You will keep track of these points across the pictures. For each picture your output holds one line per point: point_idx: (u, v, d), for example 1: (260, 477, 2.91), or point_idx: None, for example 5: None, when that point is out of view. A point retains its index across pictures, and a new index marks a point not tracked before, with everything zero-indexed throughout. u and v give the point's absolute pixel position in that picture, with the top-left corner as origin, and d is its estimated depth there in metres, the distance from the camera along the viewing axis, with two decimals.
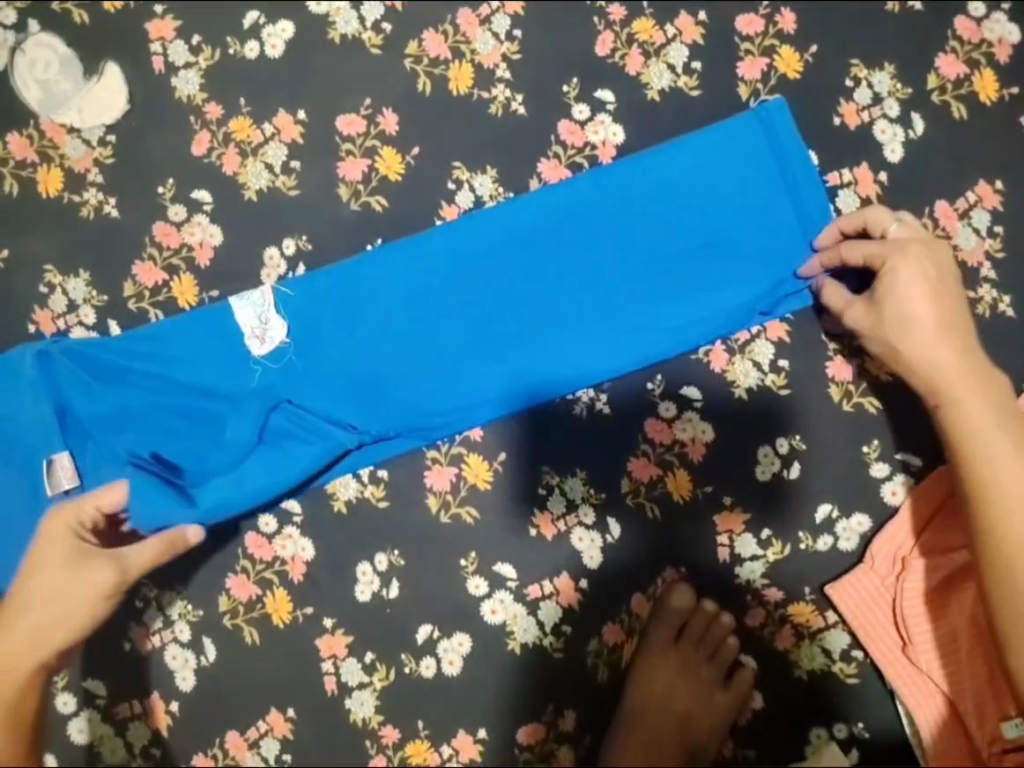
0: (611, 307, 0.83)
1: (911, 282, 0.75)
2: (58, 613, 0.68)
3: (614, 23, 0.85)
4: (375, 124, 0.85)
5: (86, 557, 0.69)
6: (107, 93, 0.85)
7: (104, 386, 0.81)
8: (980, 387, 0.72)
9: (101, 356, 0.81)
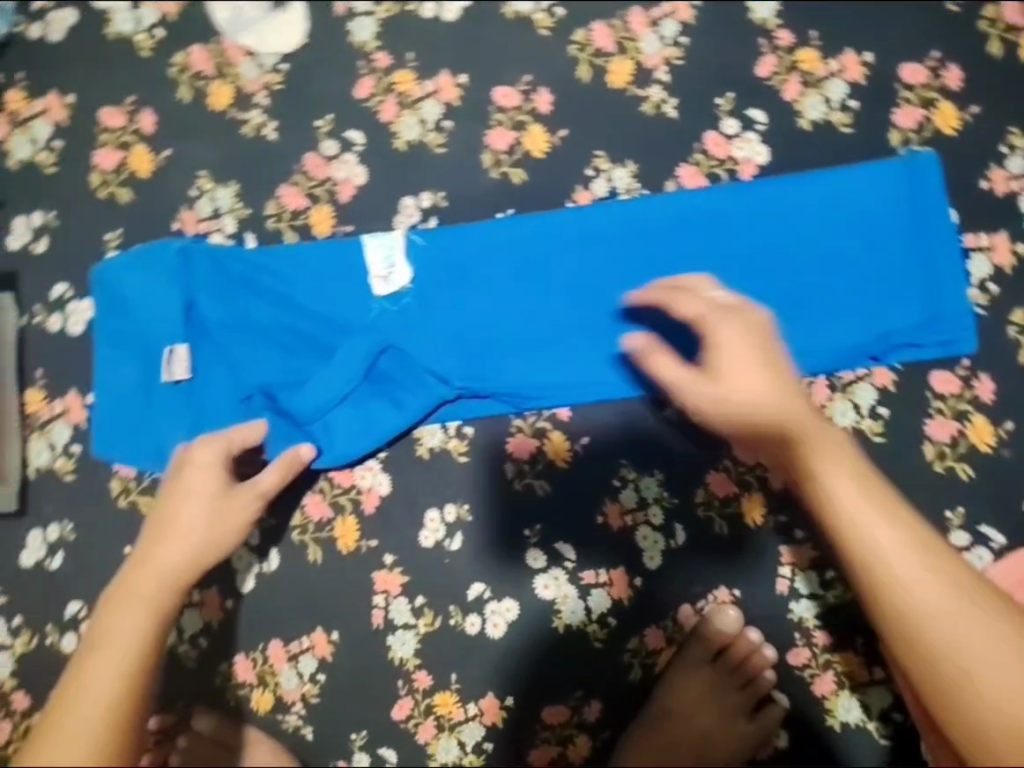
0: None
1: (729, 331, 0.67)
2: (211, 534, 0.71)
3: (780, 47, 0.87)
4: (530, 100, 0.88)
5: (232, 492, 0.74)
6: (288, 24, 0.89)
7: (234, 294, 0.86)
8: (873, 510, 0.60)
9: (236, 266, 0.86)
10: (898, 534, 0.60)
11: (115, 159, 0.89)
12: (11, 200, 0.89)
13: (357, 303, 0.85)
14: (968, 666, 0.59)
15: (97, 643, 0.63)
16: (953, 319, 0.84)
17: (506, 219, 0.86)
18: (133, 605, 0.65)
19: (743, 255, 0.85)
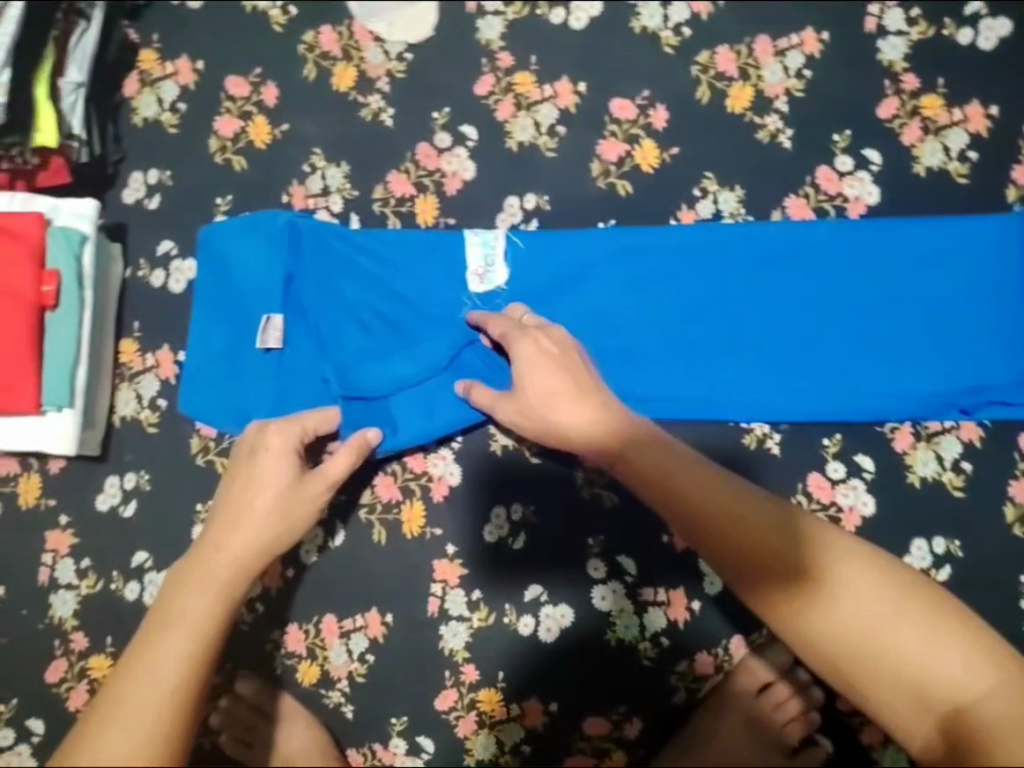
0: (813, 357, 0.84)
1: (544, 380, 0.74)
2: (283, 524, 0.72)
3: (904, 91, 0.87)
4: (645, 115, 0.89)
5: (306, 480, 0.75)
6: (418, 15, 0.91)
7: (332, 274, 0.87)
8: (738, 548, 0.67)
9: (337, 247, 0.87)
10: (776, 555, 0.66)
11: (234, 127, 0.91)
12: (131, 155, 0.92)
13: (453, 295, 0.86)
14: (862, 656, 0.64)
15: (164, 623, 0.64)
16: None
17: (609, 230, 0.87)
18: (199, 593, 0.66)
19: (841, 295, 0.85)
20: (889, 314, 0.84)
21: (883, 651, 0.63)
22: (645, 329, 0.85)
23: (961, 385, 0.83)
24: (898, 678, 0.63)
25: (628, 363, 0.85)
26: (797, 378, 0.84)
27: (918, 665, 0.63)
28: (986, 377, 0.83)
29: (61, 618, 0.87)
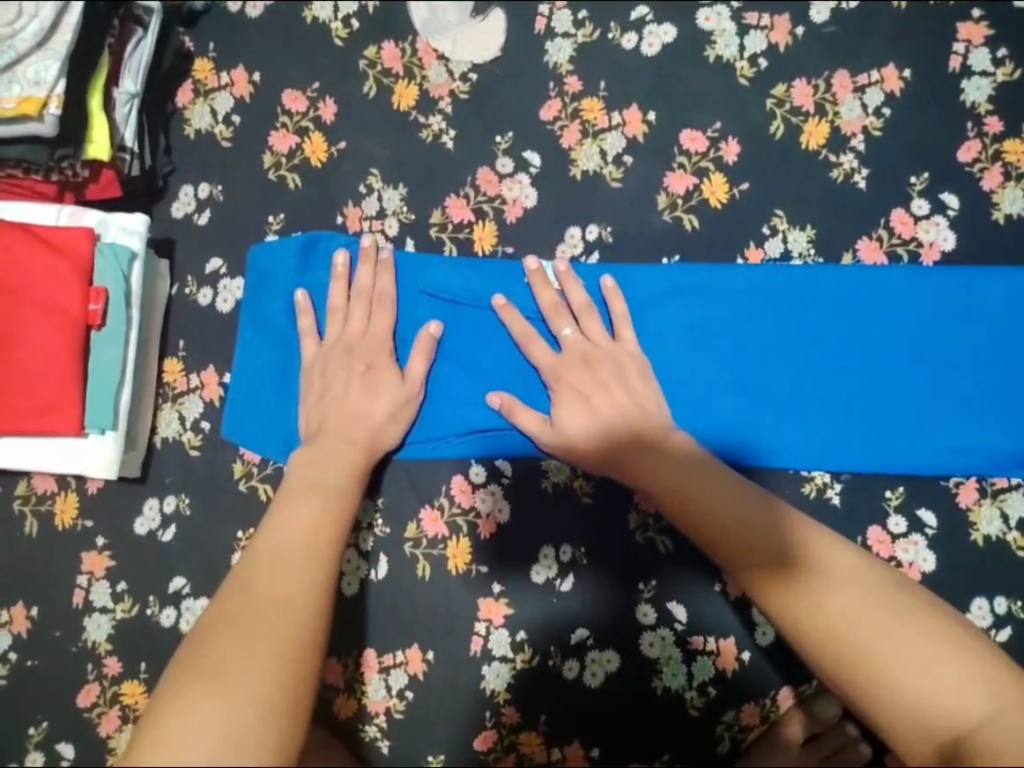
0: (879, 408, 0.81)
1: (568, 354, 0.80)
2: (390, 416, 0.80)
3: (987, 134, 0.84)
4: (716, 148, 0.86)
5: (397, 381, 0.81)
6: (485, 35, 0.88)
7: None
8: (772, 549, 0.66)
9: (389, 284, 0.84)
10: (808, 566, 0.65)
11: (289, 143, 0.89)
12: (181, 167, 0.90)
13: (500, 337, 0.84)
14: (867, 669, 0.59)
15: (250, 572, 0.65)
16: None
17: (672, 266, 0.84)
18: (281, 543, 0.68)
19: (909, 341, 0.81)
20: (958, 361, 0.81)
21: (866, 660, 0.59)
22: (710, 366, 0.82)
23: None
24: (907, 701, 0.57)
25: (693, 401, 0.81)
26: (864, 430, 0.81)
27: (933, 692, 0.57)
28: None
29: (95, 642, 0.85)
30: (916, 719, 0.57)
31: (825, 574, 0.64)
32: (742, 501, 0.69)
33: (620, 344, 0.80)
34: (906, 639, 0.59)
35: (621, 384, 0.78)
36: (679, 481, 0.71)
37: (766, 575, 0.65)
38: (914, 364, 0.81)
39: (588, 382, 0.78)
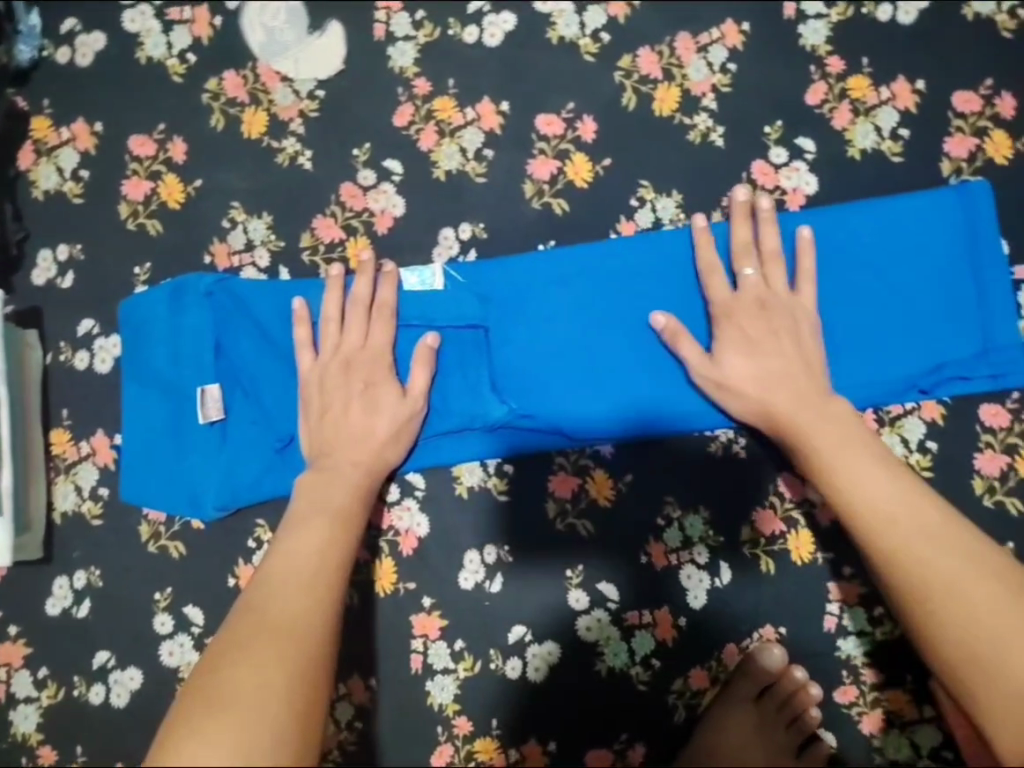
0: (877, 321, 0.81)
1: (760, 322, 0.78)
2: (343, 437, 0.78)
3: (830, 74, 0.85)
4: (573, 129, 0.86)
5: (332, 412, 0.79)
6: (326, 50, 0.87)
7: (260, 342, 0.82)
8: (923, 529, 0.67)
9: (262, 312, 0.83)
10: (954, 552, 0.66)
11: (143, 189, 0.86)
12: (35, 232, 0.87)
13: (643, 285, 0.84)
14: (991, 655, 0.62)
15: (263, 599, 0.65)
16: (1006, 348, 0.80)
17: (551, 253, 0.84)
18: (294, 567, 0.68)
19: (902, 257, 0.81)
20: (946, 280, 0.81)
21: (987, 641, 0.62)
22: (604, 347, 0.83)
23: (961, 352, 0.80)
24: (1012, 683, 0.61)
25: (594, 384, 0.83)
26: (852, 341, 0.81)
27: None
28: (970, 348, 0.80)
29: (25, 734, 0.82)
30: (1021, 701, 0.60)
31: (955, 549, 0.66)
32: (890, 478, 0.71)
33: (801, 298, 0.79)
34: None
35: (791, 336, 0.78)
36: (821, 448, 0.73)
37: (900, 548, 0.68)
38: (805, 307, 0.81)
39: (759, 327, 0.78)
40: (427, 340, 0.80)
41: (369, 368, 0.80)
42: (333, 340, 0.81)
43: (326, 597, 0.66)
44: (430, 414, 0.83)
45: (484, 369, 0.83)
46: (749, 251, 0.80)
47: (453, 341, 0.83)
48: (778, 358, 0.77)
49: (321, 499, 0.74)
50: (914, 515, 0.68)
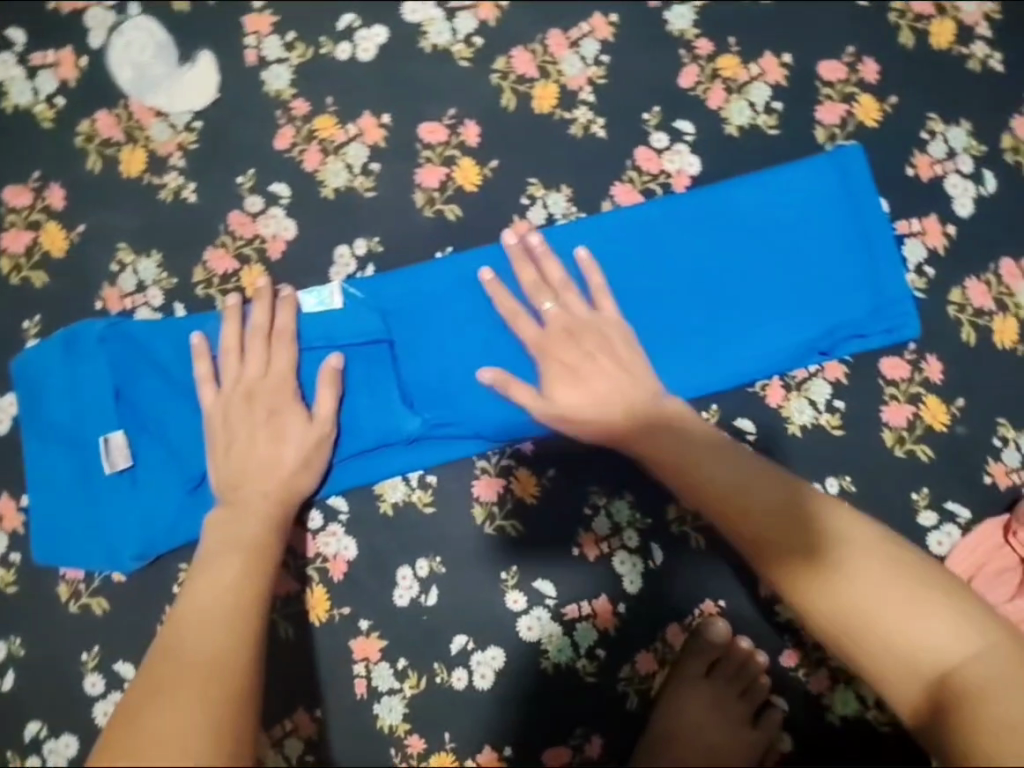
0: (709, 321, 0.83)
1: (574, 349, 0.78)
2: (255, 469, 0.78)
3: (700, 57, 0.87)
4: (456, 134, 0.86)
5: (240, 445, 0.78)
6: (198, 80, 0.86)
7: (161, 383, 0.81)
8: (811, 514, 0.66)
9: (159, 352, 0.81)
10: (851, 561, 0.63)
11: (24, 241, 0.84)
12: None
13: (477, 313, 0.83)
14: (875, 628, 0.60)
15: (178, 643, 0.63)
16: (897, 300, 0.83)
17: (447, 260, 0.84)
18: (209, 608, 0.66)
19: (720, 252, 0.83)
20: (775, 261, 0.83)
21: (869, 614, 0.60)
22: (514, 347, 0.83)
23: (853, 314, 0.83)
24: (920, 677, 0.57)
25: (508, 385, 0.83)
26: (691, 345, 0.83)
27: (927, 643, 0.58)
28: (862, 306, 0.83)
29: None
30: (910, 669, 0.58)
31: (836, 530, 0.64)
32: (828, 503, 0.67)
33: (604, 317, 0.79)
34: (943, 627, 0.59)
35: (608, 354, 0.77)
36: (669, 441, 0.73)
37: (813, 572, 0.63)
38: (701, 287, 0.83)
39: (573, 354, 0.78)
40: (330, 361, 0.80)
41: (274, 395, 0.79)
42: (234, 372, 0.80)
43: (246, 633, 0.64)
44: (345, 434, 0.82)
45: (395, 384, 0.83)
46: (550, 274, 0.80)
47: (360, 359, 0.82)
48: (601, 381, 0.76)
49: (231, 534, 0.74)
50: (822, 510, 0.66)
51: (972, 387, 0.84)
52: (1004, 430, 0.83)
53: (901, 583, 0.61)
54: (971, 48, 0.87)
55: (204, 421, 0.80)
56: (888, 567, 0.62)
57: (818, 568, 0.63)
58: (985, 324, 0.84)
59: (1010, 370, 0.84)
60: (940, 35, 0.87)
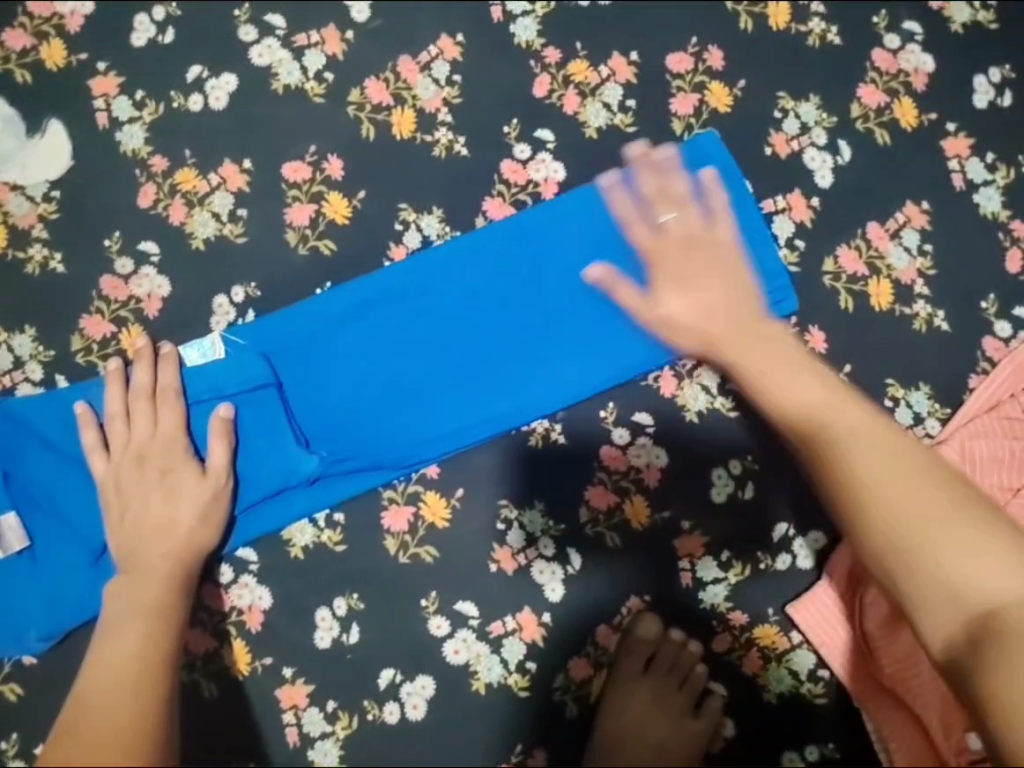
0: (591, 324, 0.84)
1: (690, 259, 0.80)
2: (152, 530, 0.76)
3: (550, 65, 0.88)
4: (320, 170, 0.86)
5: (135, 509, 0.77)
6: (51, 150, 0.85)
7: (50, 458, 0.80)
8: (849, 423, 0.67)
9: (44, 427, 0.80)
10: (936, 495, 0.62)
11: None
12: None
13: (444, 307, 0.84)
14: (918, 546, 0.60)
15: (80, 706, 0.60)
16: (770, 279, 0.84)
17: (328, 295, 0.84)
18: (111, 681, 0.63)
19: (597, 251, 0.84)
20: None
21: (921, 537, 0.60)
22: (408, 372, 0.83)
23: None
24: (965, 611, 0.58)
25: (406, 411, 0.83)
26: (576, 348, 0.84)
27: (978, 574, 0.59)
28: None
29: None
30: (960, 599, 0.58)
31: (884, 445, 0.65)
32: (855, 408, 0.68)
33: (718, 233, 0.81)
34: (988, 560, 0.59)
35: (722, 267, 0.80)
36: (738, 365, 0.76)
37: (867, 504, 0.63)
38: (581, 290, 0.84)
39: (688, 265, 0.80)
40: (219, 413, 0.79)
41: (165, 455, 0.78)
42: (123, 437, 0.78)
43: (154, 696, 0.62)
44: (243, 484, 0.81)
45: (289, 425, 0.82)
46: (665, 186, 0.82)
47: (249, 407, 0.81)
48: (704, 296, 0.79)
49: (135, 600, 0.71)
50: (846, 415, 0.68)
51: (857, 353, 0.85)
52: (893, 390, 0.85)
53: (965, 511, 0.61)
54: (808, 25, 0.90)
55: (97, 491, 0.78)
56: (925, 480, 0.63)
57: (898, 496, 0.62)
58: (861, 289, 0.86)
59: (889, 330, 0.86)
60: (778, 16, 0.90)
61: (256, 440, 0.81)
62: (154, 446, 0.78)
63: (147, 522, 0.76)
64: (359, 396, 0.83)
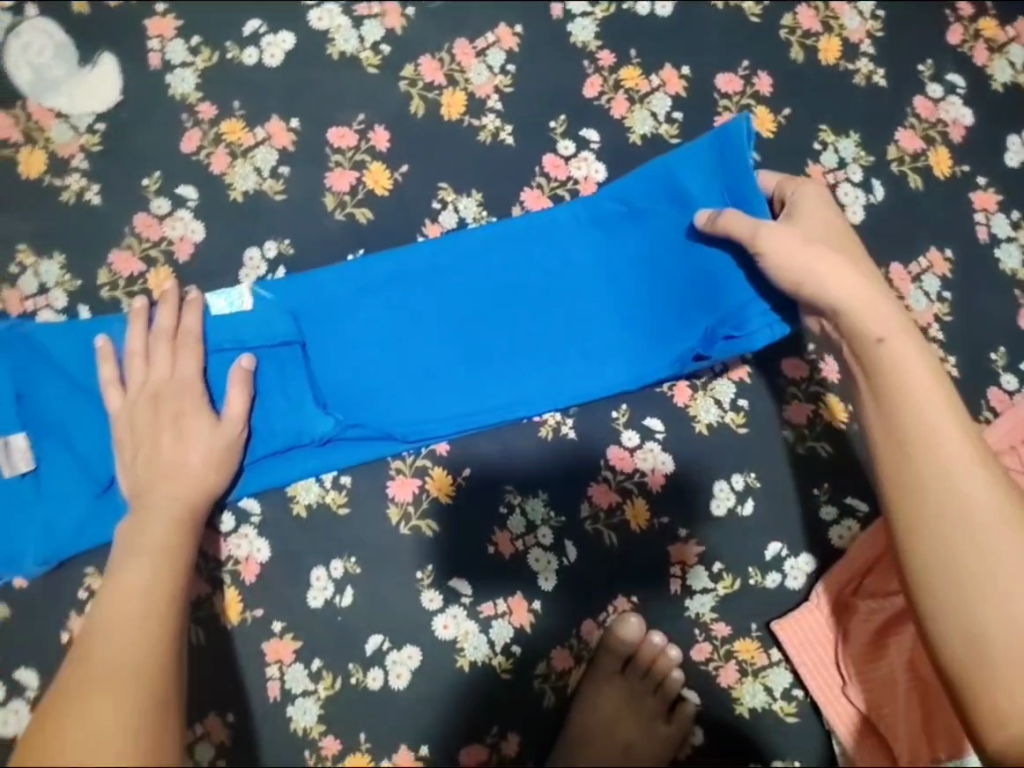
0: (609, 320, 0.85)
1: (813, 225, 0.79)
2: (159, 471, 0.76)
3: (603, 67, 0.90)
4: (366, 139, 0.88)
5: (145, 447, 0.77)
6: (101, 83, 0.86)
7: (65, 387, 0.79)
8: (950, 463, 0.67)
9: (62, 354, 0.79)
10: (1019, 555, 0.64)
11: None
12: None
13: (470, 287, 0.85)
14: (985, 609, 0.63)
15: (92, 641, 0.61)
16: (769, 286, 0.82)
17: (356, 260, 0.84)
18: (119, 615, 0.63)
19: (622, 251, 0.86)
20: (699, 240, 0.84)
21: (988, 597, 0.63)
22: (429, 346, 0.84)
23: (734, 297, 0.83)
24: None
25: (425, 385, 0.84)
26: (594, 342, 0.85)
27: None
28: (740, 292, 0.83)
29: None
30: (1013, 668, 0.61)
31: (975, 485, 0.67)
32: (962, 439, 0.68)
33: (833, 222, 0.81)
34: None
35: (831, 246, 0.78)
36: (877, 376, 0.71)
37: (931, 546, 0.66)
38: (604, 284, 0.86)
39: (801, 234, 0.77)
40: (241, 362, 0.79)
41: (179, 399, 0.78)
42: (140, 375, 0.78)
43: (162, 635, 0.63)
44: (255, 437, 0.82)
45: (304, 383, 0.82)
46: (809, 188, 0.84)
47: (270, 361, 0.82)
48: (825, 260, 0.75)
49: (141, 536, 0.71)
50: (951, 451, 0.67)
51: None
52: None
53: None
54: (856, 64, 0.93)
55: (111, 428, 0.78)
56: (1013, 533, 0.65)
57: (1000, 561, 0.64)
58: None
59: None
60: (827, 51, 0.93)
61: (273, 394, 0.82)
62: (170, 386, 0.78)
63: (156, 461, 0.76)
64: (382, 364, 0.84)
